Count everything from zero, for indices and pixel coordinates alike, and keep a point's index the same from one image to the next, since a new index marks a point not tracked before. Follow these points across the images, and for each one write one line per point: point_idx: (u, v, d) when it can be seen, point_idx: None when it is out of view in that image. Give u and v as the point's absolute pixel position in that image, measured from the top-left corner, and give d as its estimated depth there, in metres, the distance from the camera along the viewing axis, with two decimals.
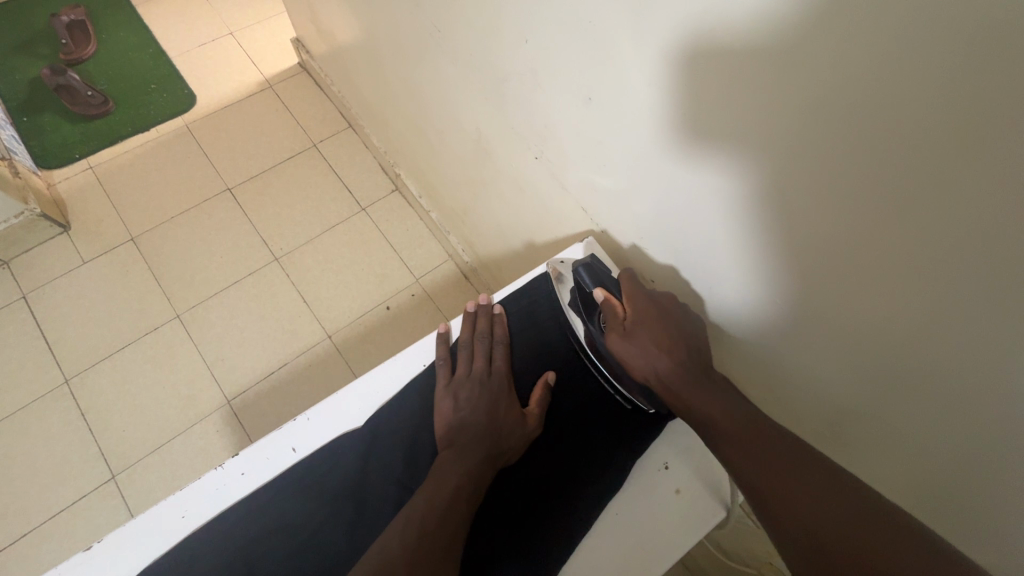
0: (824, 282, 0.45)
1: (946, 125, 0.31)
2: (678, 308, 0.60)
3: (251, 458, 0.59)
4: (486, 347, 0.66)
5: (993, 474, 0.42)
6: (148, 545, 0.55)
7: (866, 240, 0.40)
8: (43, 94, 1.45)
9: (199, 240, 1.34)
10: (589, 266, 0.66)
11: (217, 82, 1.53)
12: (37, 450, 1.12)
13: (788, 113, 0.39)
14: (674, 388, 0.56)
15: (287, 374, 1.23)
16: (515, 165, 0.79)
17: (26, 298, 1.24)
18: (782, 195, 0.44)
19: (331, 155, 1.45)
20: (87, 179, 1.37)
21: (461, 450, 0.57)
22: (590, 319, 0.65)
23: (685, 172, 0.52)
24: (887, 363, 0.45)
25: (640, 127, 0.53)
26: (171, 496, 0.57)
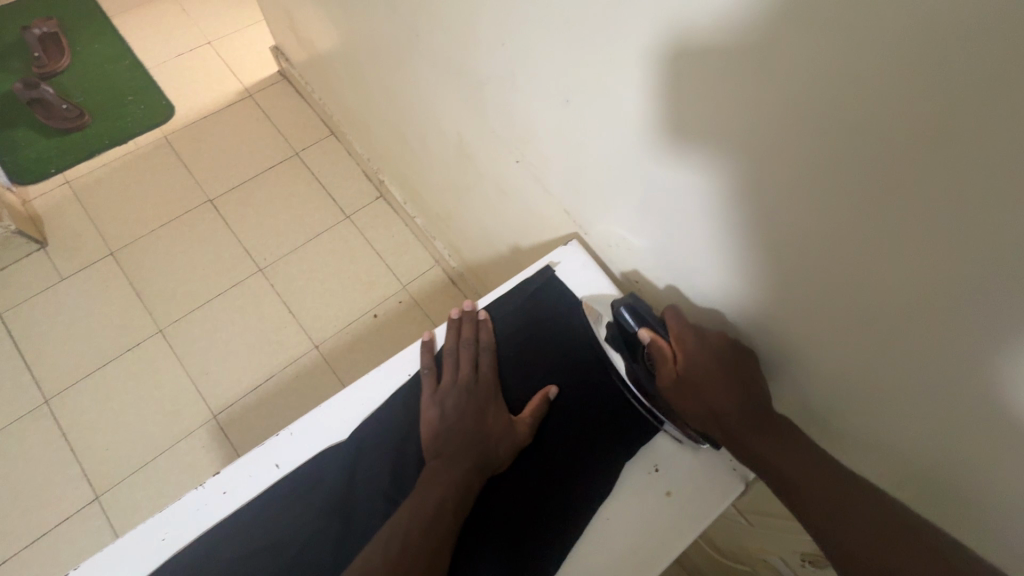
0: (804, 279, 0.46)
1: (913, 122, 0.31)
2: (732, 348, 0.56)
3: (234, 475, 0.58)
4: (472, 354, 0.66)
5: (970, 472, 0.42)
6: (130, 568, 0.54)
7: (842, 238, 0.40)
8: (16, 109, 1.42)
9: (180, 253, 1.31)
10: (631, 306, 0.62)
11: (195, 93, 1.51)
12: (18, 472, 1.09)
13: (763, 112, 0.39)
14: (735, 433, 0.54)
15: (273, 386, 1.21)
16: (497, 169, 0.78)
17: (2, 318, 1.21)
18: (759, 194, 0.44)
19: (314, 163, 1.44)
20: (64, 194, 1.35)
21: (449, 461, 0.58)
22: (636, 359, 0.62)
23: (664, 171, 0.52)
24: (865, 360, 0.45)
25: (618, 128, 0.53)
26: (152, 517, 0.56)
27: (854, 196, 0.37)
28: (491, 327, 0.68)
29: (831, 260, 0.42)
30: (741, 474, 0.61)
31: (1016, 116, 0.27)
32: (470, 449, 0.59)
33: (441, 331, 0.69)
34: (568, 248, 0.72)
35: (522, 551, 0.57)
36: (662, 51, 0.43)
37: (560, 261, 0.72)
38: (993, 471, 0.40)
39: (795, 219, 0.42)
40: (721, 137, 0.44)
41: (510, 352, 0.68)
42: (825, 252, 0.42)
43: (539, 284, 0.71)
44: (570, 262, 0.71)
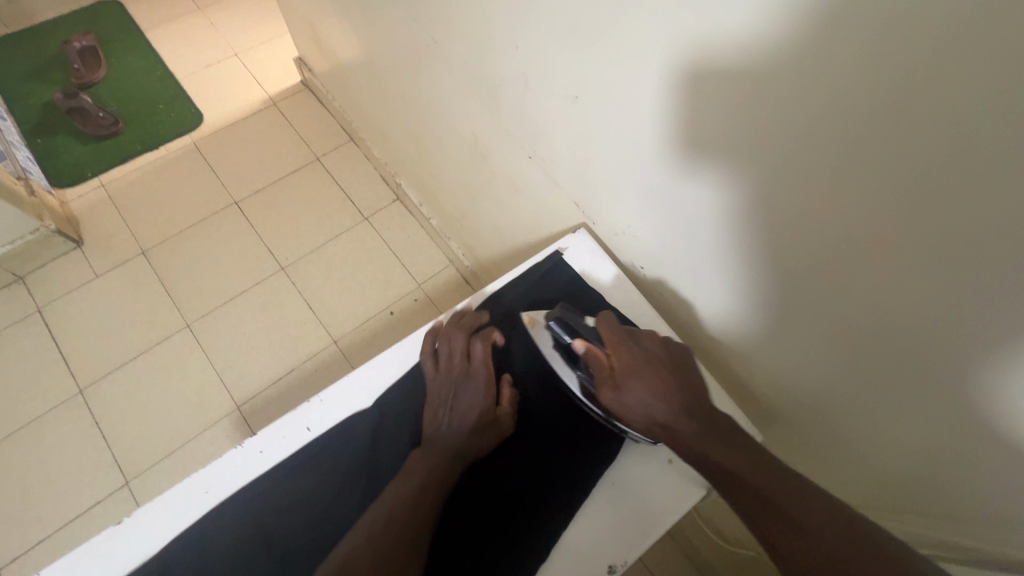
0: (801, 251, 0.50)
1: (892, 98, 0.36)
2: (661, 347, 0.63)
3: (269, 437, 0.62)
4: (467, 340, 0.67)
5: (958, 422, 0.46)
6: (177, 517, 0.58)
7: (832, 209, 0.44)
8: (56, 117, 1.51)
9: (206, 252, 1.38)
10: (561, 318, 0.67)
11: (222, 102, 1.59)
12: (53, 458, 1.15)
13: (757, 98, 0.43)
14: (676, 429, 0.57)
15: (294, 379, 1.26)
16: (509, 165, 0.83)
17: (41, 312, 1.28)
18: (756, 174, 0.48)
19: (334, 168, 1.50)
20: (99, 196, 1.42)
21: (433, 449, 0.61)
22: (577, 367, 0.66)
23: (669, 158, 0.56)
24: (861, 323, 0.49)
25: (624, 120, 0.57)
26: (197, 471, 0.60)
27: (843, 171, 0.42)
28: (501, 305, 0.73)
29: (822, 231, 0.46)
30: None
31: (977, 86, 0.31)
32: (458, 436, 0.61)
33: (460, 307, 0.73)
34: (576, 235, 0.76)
35: (519, 531, 0.60)
36: (663, 48, 0.48)
37: (568, 246, 0.76)
38: (980, 420, 0.44)
39: (789, 196, 0.47)
40: (719, 125, 0.48)
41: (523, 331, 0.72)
42: (818, 225, 0.46)
43: (546, 267, 0.75)
44: (579, 249, 0.75)
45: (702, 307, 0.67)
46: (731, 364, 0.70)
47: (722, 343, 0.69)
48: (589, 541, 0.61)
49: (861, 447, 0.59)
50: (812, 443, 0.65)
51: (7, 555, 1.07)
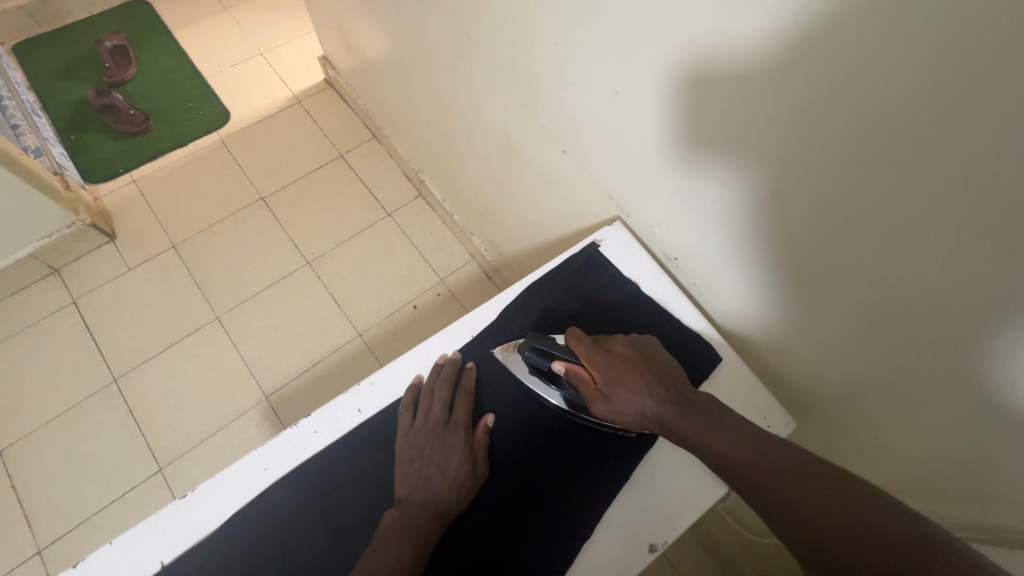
0: (842, 241, 0.51)
1: (941, 89, 0.37)
2: (633, 349, 0.64)
3: (322, 417, 0.65)
4: (446, 394, 0.65)
5: (997, 405, 0.47)
6: (238, 494, 0.59)
7: (876, 199, 0.46)
8: (88, 114, 1.55)
9: (234, 247, 1.41)
10: (536, 344, 0.66)
11: (249, 100, 1.62)
12: (89, 444, 1.18)
13: (804, 91, 0.45)
14: (666, 420, 0.58)
15: (320, 371, 1.29)
16: (542, 161, 0.85)
17: (76, 304, 1.32)
18: (799, 165, 0.50)
19: (357, 165, 1.53)
20: (130, 192, 1.46)
21: (405, 509, 0.57)
22: (560, 387, 0.66)
23: (709, 151, 0.57)
24: (902, 311, 0.50)
25: (665, 114, 0.59)
26: (254, 450, 0.62)
27: (890, 160, 0.43)
28: (539, 296, 0.75)
29: (867, 219, 0.48)
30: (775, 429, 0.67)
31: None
32: (429, 494, 0.58)
33: (501, 298, 0.76)
34: (610, 227, 0.78)
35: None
36: (709, 42, 0.49)
37: (604, 239, 0.77)
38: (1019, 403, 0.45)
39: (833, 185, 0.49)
40: (763, 119, 0.50)
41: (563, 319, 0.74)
42: (862, 212, 0.48)
43: (583, 259, 0.77)
44: (613, 241, 0.77)
45: (737, 298, 0.69)
46: (763, 355, 0.71)
47: (756, 333, 0.70)
48: (623, 533, 0.62)
49: (896, 434, 0.60)
50: (845, 431, 0.66)
51: (47, 537, 1.10)
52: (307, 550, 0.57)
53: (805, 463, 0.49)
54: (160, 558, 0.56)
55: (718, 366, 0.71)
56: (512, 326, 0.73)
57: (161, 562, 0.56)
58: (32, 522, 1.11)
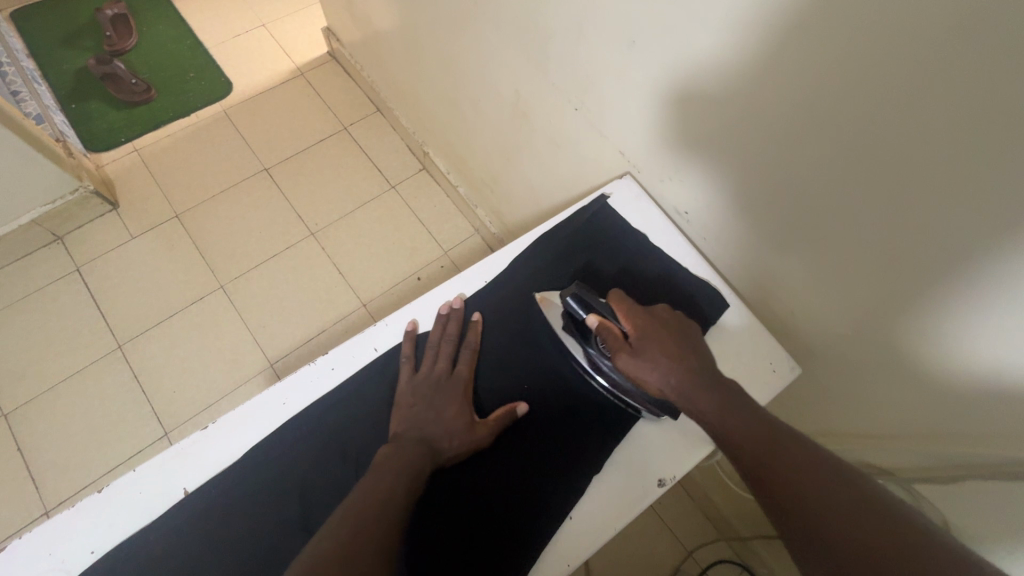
0: (852, 178, 0.53)
1: (956, 15, 0.39)
2: (674, 320, 0.64)
3: (340, 355, 0.66)
4: (452, 349, 0.66)
5: (992, 335, 0.49)
6: (259, 426, 0.60)
7: (888, 132, 0.48)
8: (89, 83, 1.53)
9: (238, 217, 1.41)
10: (578, 294, 0.65)
11: (251, 71, 1.61)
12: (94, 409, 1.19)
13: (822, 26, 0.47)
14: (688, 392, 0.57)
15: (324, 339, 1.30)
16: (552, 120, 0.86)
17: (79, 271, 1.32)
18: (814, 100, 0.51)
19: (361, 138, 1.53)
20: (133, 160, 1.45)
21: (402, 445, 0.57)
22: (588, 343, 0.65)
23: (724, 95, 0.59)
24: (905, 247, 0.52)
25: (681, 59, 0.61)
26: (274, 385, 0.63)
27: (906, 89, 0.45)
28: (552, 245, 0.76)
29: (877, 154, 0.50)
30: (781, 373, 0.69)
31: None
32: (425, 438, 0.58)
33: (515, 247, 0.77)
34: (621, 182, 0.80)
35: (511, 534, 0.59)
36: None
37: (614, 192, 0.79)
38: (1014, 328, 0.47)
39: (847, 120, 0.50)
40: (781, 54, 0.51)
41: (577, 266, 0.75)
42: (873, 146, 0.49)
43: (592, 211, 0.78)
44: (624, 195, 0.79)
45: (746, 249, 0.70)
46: (770, 307, 0.73)
47: (763, 285, 0.71)
48: (620, 477, 0.63)
49: (889, 377, 0.62)
50: (847, 378, 0.68)
51: (54, 498, 1.11)
52: (325, 481, 0.58)
53: (806, 444, 0.49)
54: (183, 487, 0.57)
55: (724, 315, 0.72)
56: (525, 275, 0.74)
57: (184, 491, 0.57)
58: (39, 483, 1.12)
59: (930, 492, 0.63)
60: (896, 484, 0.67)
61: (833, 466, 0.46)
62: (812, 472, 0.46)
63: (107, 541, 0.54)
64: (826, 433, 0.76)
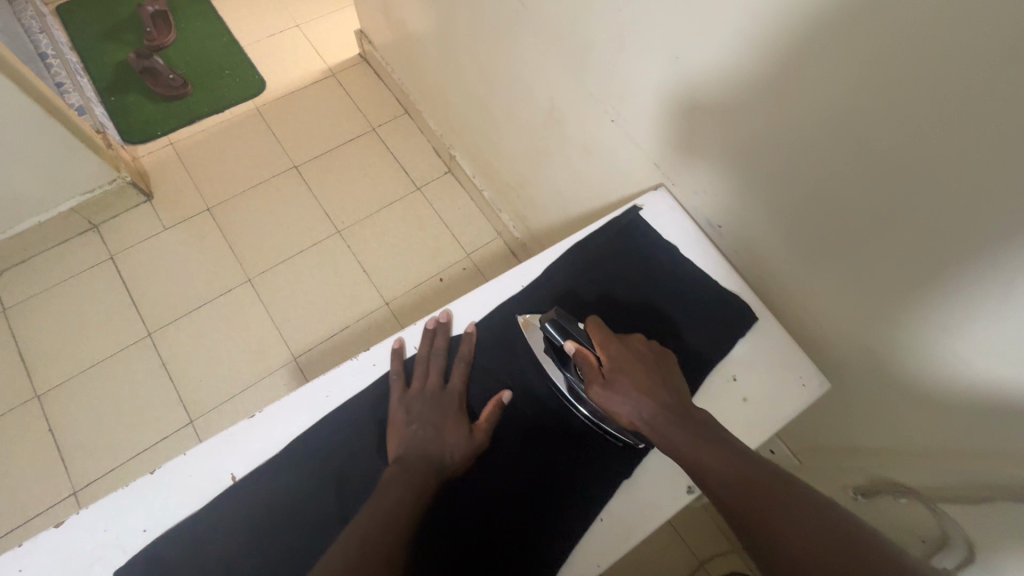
0: (890, 202, 0.54)
1: (1005, 51, 0.40)
2: (648, 351, 0.64)
3: (381, 352, 0.68)
4: (442, 362, 0.66)
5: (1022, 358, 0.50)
6: (303, 417, 0.62)
7: (930, 159, 0.49)
8: (128, 76, 1.58)
9: (267, 212, 1.44)
10: (557, 320, 0.66)
11: (285, 70, 1.65)
12: (124, 393, 1.22)
13: (870, 53, 0.48)
14: (660, 427, 0.57)
15: (347, 336, 1.32)
16: (587, 130, 0.87)
17: (113, 259, 1.36)
18: (862, 120, 0.52)
19: (389, 139, 1.56)
20: (168, 153, 1.49)
21: (404, 466, 0.56)
22: (566, 368, 0.65)
23: (766, 114, 0.60)
24: (944, 270, 0.53)
25: (724, 76, 0.62)
26: (319, 377, 0.65)
27: (958, 113, 0.45)
28: (584, 253, 0.78)
29: (917, 179, 0.50)
30: (810, 388, 0.70)
31: None
32: (427, 457, 0.57)
33: (549, 254, 0.79)
34: (654, 194, 0.81)
35: (531, 543, 0.58)
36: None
37: (646, 204, 0.80)
38: None
39: (891, 143, 0.51)
40: (830, 74, 0.52)
41: (611, 273, 0.76)
42: (919, 169, 0.50)
43: (625, 221, 0.79)
44: (657, 206, 0.80)
45: (778, 265, 0.71)
46: (800, 323, 0.73)
47: (793, 299, 0.72)
48: (651, 480, 0.63)
49: (917, 395, 0.62)
50: (878, 397, 0.68)
51: (82, 479, 1.14)
52: (361, 474, 0.59)
53: (764, 466, 0.51)
54: (231, 473, 0.59)
55: (755, 327, 0.73)
56: (560, 280, 0.75)
57: (232, 476, 0.59)
58: (68, 464, 1.15)
59: (957, 513, 0.63)
60: (920, 503, 0.67)
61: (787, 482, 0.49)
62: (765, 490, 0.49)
63: (157, 522, 0.56)
64: (852, 450, 0.76)
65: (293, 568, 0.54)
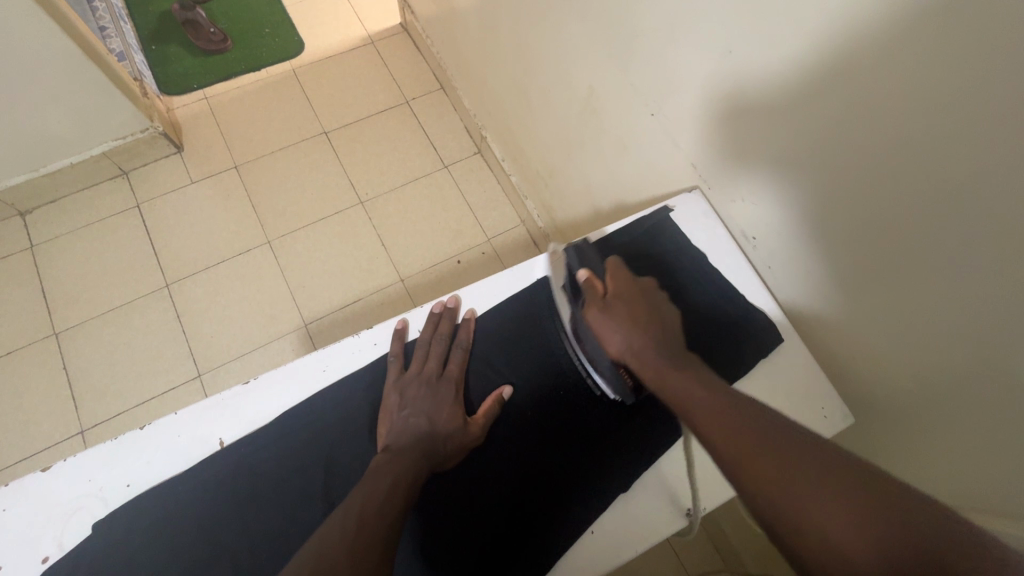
0: (946, 235, 0.49)
1: None
2: (656, 292, 0.62)
3: (383, 332, 0.66)
4: (443, 348, 0.64)
5: None
6: (296, 389, 0.61)
7: (992, 193, 0.44)
8: (171, 26, 1.58)
9: (293, 176, 1.43)
10: (579, 246, 0.67)
11: (325, 34, 1.62)
12: (137, 341, 1.24)
13: (941, 68, 0.43)
14: (646, 357, 0.55)
15: (359, 308, 1.31)
16: (625, 122, 0.83)
17: (139, 208, 1.37)
18: (920, 143, 0.47)
19: (421, 114, 1.53)
20: (202, 108, 1.50)
21: (397, 453, 0.54)
22: (573, 300, 0.65)
23: (817, 124, 0.56)
24: (996, 315, 0.48)
25: (778, 78, 0.57)
26: (316, 351, 0.64)
27: None
28: (606, 250, 0.75)
29: (974, 213, 0.46)
30: (829, 420, 0.66)
31: None
32: (419, 443, 0.55)
33: None
34: (688, 196, 0.77)
35: (518, 545, 0.56)
36: None
37: (678, 205, 0.77)
38: None
39: (951, 172, 0.46)
40: (894, 87, 0.47)
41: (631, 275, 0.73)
42: (982, 203, 0.45)
43: (651, 222, 0.76)
44: (688, 209, 0.76)
45: (812, 286, 0.67)
46: (827, 350, 0.69)
47: (824, 323, 0.68)
48: (646, 499, 0.60)
49: (950, 441, 0.58)
50: (905, 437, 0.64)
51: (90, 421, 1.16)
52: (351, 455, 0.58)
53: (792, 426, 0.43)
54: (219, 438, 0.58)
55: (776, 349, 0.70)
56: None
57: (220, 441, 0.58)
58: (79, 404, 1.18)
59: None
60: None
61: (887, 499, 0.36)
62: (838, 503, 0.36)
63: (141, 479, 0.56)
64: None
65: (271, 542, 0.53)
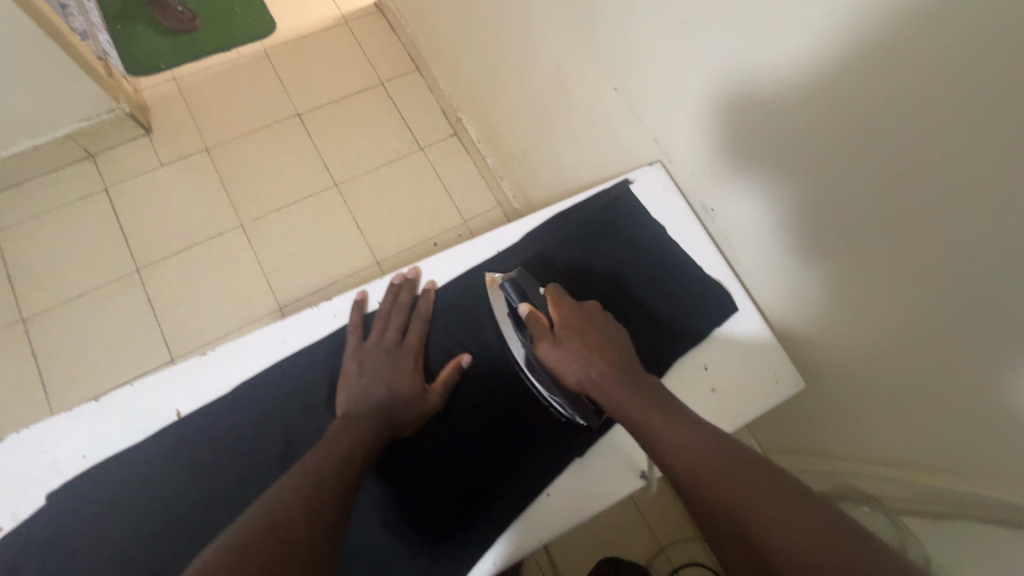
0: (889, 193, 0.51)
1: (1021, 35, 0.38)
2: (603, 316, 0.62)
3: (343, 304, 0.66)
4: (402, 319, 0.65)
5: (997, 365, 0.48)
6: (253, 360, 0.61)
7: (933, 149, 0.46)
8: (136, 4, 1.53)
9: (266, 158, 1.41)
10: (515, 280, 0.65)
11: (297, 14, 1.59)
12: (108, 326, 1.22)
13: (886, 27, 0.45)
14: (606, 386, 0.56)
15: (335, 291, 1.31)
16: (592, 97, 0.83)
17: (107, 191, 1.34)
18: (869, 101, 0.49)
19: (396, 95, 1.52)
20: (171, 89, 1.46)
21: (354, 419, 0.55)
22: (520, 331, 0.64)
23: (772, 88, 0.57)
24: (937, 270, 0.50)
25: (735, 44, 0.59)
26: (274, 323, 0.63)
27: (972, 100, 0.42)
28: (568, 223, 0.75)
29: (916, 169, 0.48)
30: (783, 384, 0.68)
31: None
32: (377, 410, 0.56)
33: (533, 221, 0.76)
34: (649, 169, 0.78)
35: (475, 507, 0.57)
36: None
37: (638, 178, 0.77)
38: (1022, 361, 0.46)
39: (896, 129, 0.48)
40: (844, 48, 0.49)
41: (592, 247, 0.74)
42: (922, 159, 0.47)
43: (613, 195, 0.77)
44: (650, 182, 0.77)
45: (767, 254, 0.69)
46: (783, 316, 0.71)
47: (778, 289, 0.70)
48: (603, 462, 0.61)
49: (895, 399, 0.60)
50: (854, 399, 0.66)
51: (60, 407, 1.15)
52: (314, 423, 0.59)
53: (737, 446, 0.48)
54: (176, 409, 0.58)
55: (734, 318, 0.71)
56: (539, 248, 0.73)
57: (177, 412, 0.58)
58: (48, 390, 1.16)
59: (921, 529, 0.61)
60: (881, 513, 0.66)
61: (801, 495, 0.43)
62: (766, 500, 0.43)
63: (96, 450, 0.56)
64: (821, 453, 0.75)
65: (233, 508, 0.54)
